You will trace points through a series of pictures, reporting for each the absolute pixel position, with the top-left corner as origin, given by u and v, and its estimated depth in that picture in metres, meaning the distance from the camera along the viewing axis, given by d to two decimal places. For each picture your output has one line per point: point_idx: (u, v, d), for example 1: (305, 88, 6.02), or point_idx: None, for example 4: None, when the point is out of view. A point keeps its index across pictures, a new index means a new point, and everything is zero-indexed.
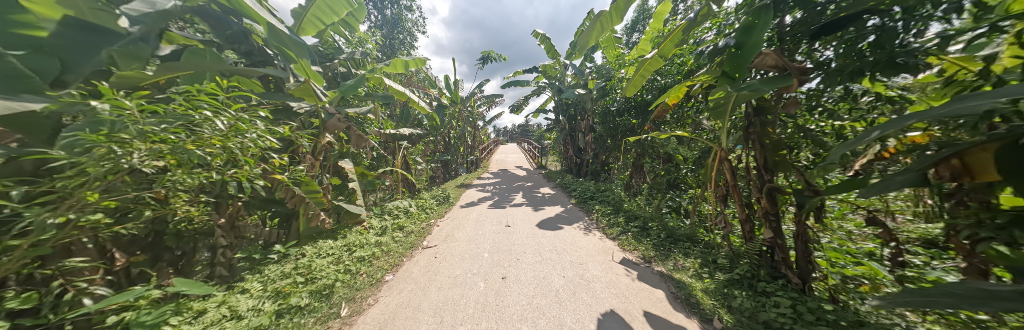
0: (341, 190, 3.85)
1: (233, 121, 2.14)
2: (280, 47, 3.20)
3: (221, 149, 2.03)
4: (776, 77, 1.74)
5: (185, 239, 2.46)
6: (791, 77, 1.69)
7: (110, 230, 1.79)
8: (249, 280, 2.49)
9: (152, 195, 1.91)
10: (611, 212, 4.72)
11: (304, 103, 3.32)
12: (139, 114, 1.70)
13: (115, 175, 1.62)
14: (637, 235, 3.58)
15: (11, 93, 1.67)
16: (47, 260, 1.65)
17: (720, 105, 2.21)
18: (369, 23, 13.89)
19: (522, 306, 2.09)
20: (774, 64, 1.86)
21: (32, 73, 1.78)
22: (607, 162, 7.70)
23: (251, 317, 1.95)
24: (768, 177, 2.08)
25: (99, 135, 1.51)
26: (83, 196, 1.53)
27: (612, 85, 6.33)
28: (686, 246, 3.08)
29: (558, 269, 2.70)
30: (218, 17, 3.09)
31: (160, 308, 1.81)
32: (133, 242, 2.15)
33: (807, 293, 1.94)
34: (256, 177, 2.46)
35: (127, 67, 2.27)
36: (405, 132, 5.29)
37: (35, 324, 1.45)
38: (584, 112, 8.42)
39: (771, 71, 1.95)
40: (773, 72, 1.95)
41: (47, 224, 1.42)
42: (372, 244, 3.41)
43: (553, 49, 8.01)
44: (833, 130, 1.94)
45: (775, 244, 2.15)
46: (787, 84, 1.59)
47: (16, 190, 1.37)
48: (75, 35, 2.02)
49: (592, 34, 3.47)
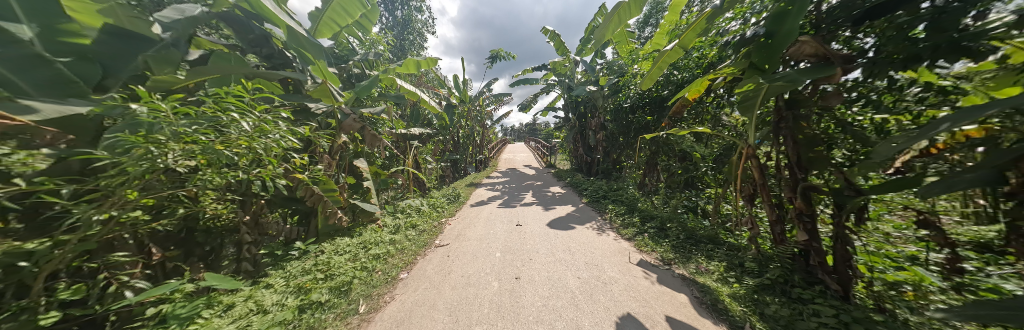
0: (356, 189, 3.94)
1: (258, 122, 2.22)
2: (299, 49, 3.30)
3: (248, 150, 2.10)
4: (816, 67, 1.63)
5: (214, 235, 2.56)
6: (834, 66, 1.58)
7: (148, 226, 1.88)
8: (272, 275, 2.58)
9: (185, 193, 2.00)
10: (625, 211, 4.64)
11: (322, 104, 3.43)
12: (173, 116, 1.79)
13: (152, 174, 1.71)
14: (655, 236, 3.49)
15: (59, 98, 1.79)
16: (94, 254, 1.77)
17: (748, 99, 2.05)
18: (380, 26, 14.21)
19: (538, 308, 2.06)
20: (813, 53, 1.78)
21: (76, 79, 1.88)
22: (619, 161, 7.58)
23: (276, 312, 2.02)
24: (801, 176, 1.96)
25: (137, 137, 1.60)
26: (123, 194, 1.62)
27: (625, 81, 6.16)
28: (708, 248, 2.97)
29: (572, 270, 2.66)
30: (241, 22, 3.23)
31: (193, 302, 1.92)
32: (167, 237, 2.25)
33: (849, 300, 1.80)
34: (278, 177, 2.55)
35: (160, 72, 2.37)
36: (416, 132, 5.35)
37: (84, 314, 1.57)
38: (595, 110, 8.32)
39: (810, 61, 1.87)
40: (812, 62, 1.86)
41: (93, 220, 1.51)
42: (387, 242, 3.48)
43: (563, 46, 7.92)
44: (873, 124, 1.78)
45: (810, 247, 2.01)
46: (830, 73, 1.48)
47: (65, 188, 1.46)
48: (113, 40, 2.20)
49: (607, 28, 3.35)
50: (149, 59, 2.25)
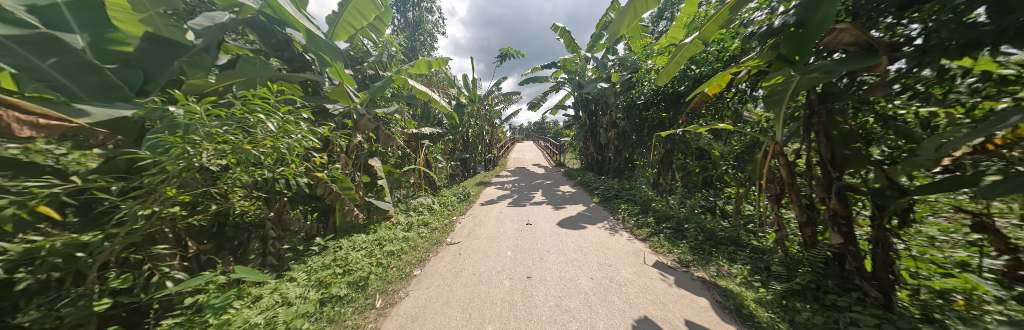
0: (371, 187, 4.04)
1: (282, 123, 2.32)
2: (317, 53, 3.43)
3: (273, 149, 2.20)
4: (855, 57, 1.52)
5: (242, 231, 2.70)
6: (877, 55, 1.47)
7: (186, 221, 2.01)
8: (295, 270, 2.70)
9: (217, 191, 2.12)
10: (638, 211, 4.54)
11: (338, 105, 3.54)
12: (206, 118, 1.89)
13: (189, 173, 1.82)
14: (671, 237, 3.39)
15: (107, 102, 1.94)
16: (139, 246, 1.92)
17: (777, 93, 1.94)
18: (392, 28, 14.54)
19: (550, 307, 2.05)
20: (853, 41, 1.66)
21: (121, 84, 2.03)
22: (631, 159, 7.40)
23: (300, 304, 2.11)
24: (835, 175, 1.85)
25: (176, 137, 1.71)
26: (164, 191, 1.74)
27: (638, 77, 6.00)
28: (729, 250, 2.85)
29: (585, 271, 2.63)
30: (266, 27, 3.39)
31: (225, 293, 2.03)
32: (201, 232, 2.40)
33: (892, 309, 1.67)
34: (300, 175, 2.65)
35: (194, 76, 2.53)
36: (427, 132, 5.43)
37: (130, 302, 1.71)
38: (607, 107, 8.16)
39: (849, 50, 1.74)
40: (851, 51, 1.74)
41: (138, 214, 1.64)
42: (401, 239, 3.56)
43: (573, 43, 7.81)
44: (918, 118, 1.65)
45: (846, 250, 1.89)
46: (874, 63, 1.37)
47: (115, 184, 1.59)
48: (153, 48, 2.38)
49: (622, 22, 3.26)
50: (184, 65, 2.43)
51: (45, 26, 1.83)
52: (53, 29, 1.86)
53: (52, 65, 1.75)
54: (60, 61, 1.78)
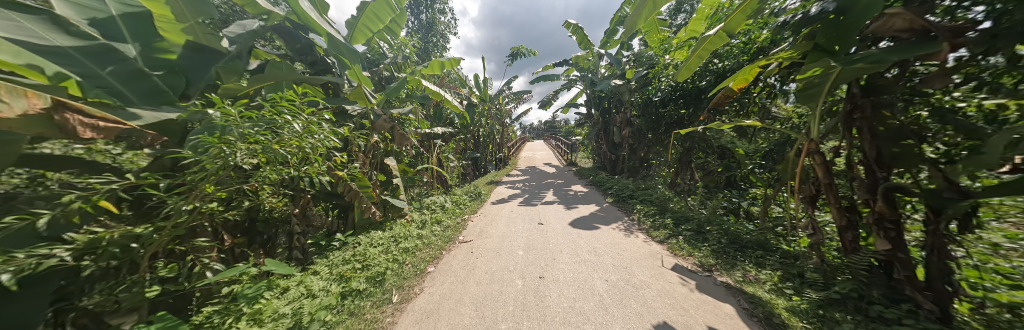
0: (387, 185, 4.16)
1: (306, 123, 2.43)
2: (337, 56, 3.57)
3: (298, 149, 2.31)
4: (908, 45, 1.40)
5: (271, 226, 2.86)
6: (935, 41, 1.33)
7: (222, 216, 2.16)
8: (318, 264, 2.82)
9: (249, 188, 2.26)
10: (655, 212, 4.40)
11: (357, 106, 3.67)
12: (240, 120, 2.02)
13: (224, 171, 1.95)
14: (691, 240, 3.26)
15: (155, 106, 2.10)
16: (183, 239, 2.08)
17: (813, 86, 1.83)
18: (406, 30, 14.89)
19: (563, 309, 2.03)
20: (907, 27, 1.50)
21: (167, 90, 2.21)
22: (646, 158, 7.18)
23: (323, 296, 2.21)
24: (881, 175, 1.71)
25: (214, 138, 1.83)
26: (203, 188, 1.86)
27: (655, 73, 5.80)
28: (756, 255, 2.70)
29: (599, 272, 2.58)
30: (291, 33, 3.56)
31: (257, 284, 2.17)
32: (235, 227, 2.57)
33: (951, 324, 1.51)
34: (322, 173, 2.77)
35: (228, 80, 2.72)
36: (440, 131, 5.52)
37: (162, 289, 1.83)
38: (621, 104, 7.95)
39: (900, 37, 1.59)
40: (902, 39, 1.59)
41: (181, 209, 1.78)
42: (415, 237, 3.65)
43: (586, 39, 7.67)
44: (979, 112, 1.48)
45: (894, 258, 1.74)
46: (935, 50, 1.25)
47: (162, 182, 1.73)
48: (195, 55, 2.60)
49: (639, 16, 3.17)
50: (220, 70, 2.62)
51: (105, 37, 2.05)
52: (112, 39, 2.08)
53: (109, 73, 1.95)
54: (116, 69, 1.99)
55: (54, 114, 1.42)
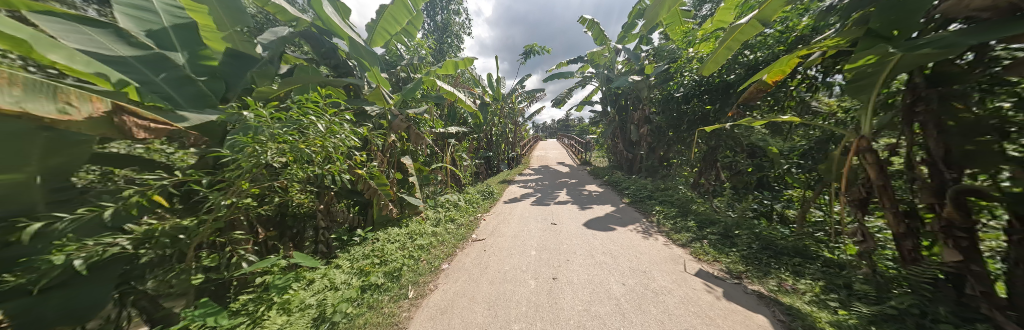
0: (403, 183, 4.26)
1: (329, 123, 2.52)
2: (358, 59, 3.71)
3: (322, 148, 2.41)
4: (994, 25, 1.19)
5: (297, 221, 3.02)
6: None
7: (255, 211, 2.30)
8: (340, 258, 2.94)
9: (278, 185, 2.39)
10: (676, 214, 4.18)
11: (376, 107, 3.77)
12: (270, 120, 2.13)
13: (256, 169, 2.07)
14: (717, 244, 3.06)
15: (199, 109, 2.27)
16: (223, 232, 2.25)
17: (867, 77, 1.65)
18: (422, 32, 15.24)
19: (578, 312, 1.97)
20: (989, 5, 1.28)
21: (210, 94, 2.39)
22: (666, 157, 6.85)
23: (344, 289, 2.30)
24: (952, 176, 1.50)
25: (248, 138, 1.95)
26: (239, 185, 2.00)
27: (676, 68, 5.52)
28: (793, 262, 2.48)
29: (616, 275, 2.49)
30: (316, 37, 3.74)
31: (286, 276, 2.29)
32: (267, 221, 2.73)
33: None
34: (344, 172, 2.88)
35: (262, 84, 2.90)
36: (454, 131, 5.57)
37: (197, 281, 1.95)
38: (639, 101, 7.65)
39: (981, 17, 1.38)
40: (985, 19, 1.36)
41: (220, 204, 1.91)
42: (430, 234, 3.72)
43: (602, 34, 7.45)
44: None
45: (967, 270, 1.52)
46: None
47: (204, 179, 1.87)
48: (235, 62, 2.80)
49: (661, 7, 3.03)
50: (255, 75, 2.80)
51: (158, 47, 2.30)
52: (164, 48, 2.33)
53: (162, 79, 2.16)
54: (168, 76, 2.20)
55: (115, 116, 1.56)
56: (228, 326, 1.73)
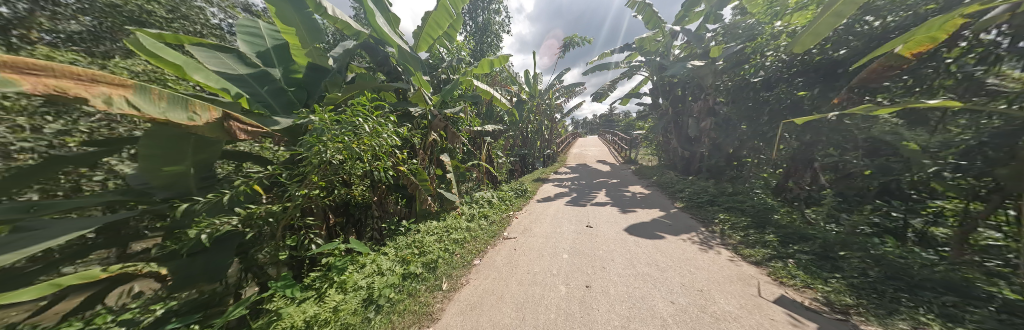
0: (442, 179, 4.48)
1: (376, 124, 2.78)
2: (405, 64, 4.02)
3: (370, 146, 2.66)
4: None
5: (354, 210, 3.42)
6: None
7: (321, 200, 2.68)
8: (388, 245, 3.23)
9: (338, 179, 2.73)
10: (746, 225, 3.45)
11: (419, 108, 4.05)
12: (330, 123, 2.44)
13: (321, 166, 2.39)
14: (810, 267, 2.39)
15: (287, 114, 2.74)
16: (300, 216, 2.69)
17: None
18: (463, 35, 15.88)
19: (614, 327, 1.75)
20: None
21: (296, 101, 2.88)
22: (737, 156, 5.71)
23: (388, 275, 2.50)
24: None
25: (314, 138, 2.26)
26: (309, 178, 2.35)
27: (755, 46, 4.56)
28: (941, 301, 1.76)
29: (663, 292, 2.15)
30: (373, 47, 4.18)
31: (343, 258, 2.61)
32: (332, 209, 3.15)
33: None
34: (389, 168, 3.15)
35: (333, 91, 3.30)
36: (491, 129, 5.64)
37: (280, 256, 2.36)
38: (702, 90, 6.57)
39: None
40: None
41: (296, 194, 2.28)
42: (465, 229, 3.84)
43: (654, 17, 6.59)
44: None
45: None
46: None
47: (285, 172, 2.24)
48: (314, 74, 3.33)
49: None
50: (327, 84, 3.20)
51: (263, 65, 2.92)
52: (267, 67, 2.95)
53: (264, 91, 2.69)
54: (268, 88, 2.74)
55: (223, 122, 1.87)
56: (301, 297, 2.05)
